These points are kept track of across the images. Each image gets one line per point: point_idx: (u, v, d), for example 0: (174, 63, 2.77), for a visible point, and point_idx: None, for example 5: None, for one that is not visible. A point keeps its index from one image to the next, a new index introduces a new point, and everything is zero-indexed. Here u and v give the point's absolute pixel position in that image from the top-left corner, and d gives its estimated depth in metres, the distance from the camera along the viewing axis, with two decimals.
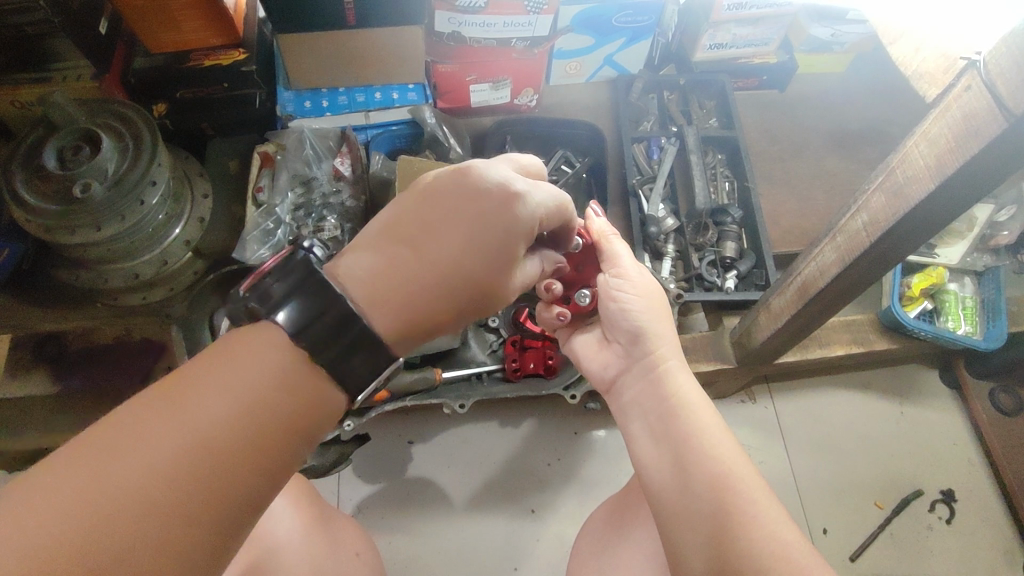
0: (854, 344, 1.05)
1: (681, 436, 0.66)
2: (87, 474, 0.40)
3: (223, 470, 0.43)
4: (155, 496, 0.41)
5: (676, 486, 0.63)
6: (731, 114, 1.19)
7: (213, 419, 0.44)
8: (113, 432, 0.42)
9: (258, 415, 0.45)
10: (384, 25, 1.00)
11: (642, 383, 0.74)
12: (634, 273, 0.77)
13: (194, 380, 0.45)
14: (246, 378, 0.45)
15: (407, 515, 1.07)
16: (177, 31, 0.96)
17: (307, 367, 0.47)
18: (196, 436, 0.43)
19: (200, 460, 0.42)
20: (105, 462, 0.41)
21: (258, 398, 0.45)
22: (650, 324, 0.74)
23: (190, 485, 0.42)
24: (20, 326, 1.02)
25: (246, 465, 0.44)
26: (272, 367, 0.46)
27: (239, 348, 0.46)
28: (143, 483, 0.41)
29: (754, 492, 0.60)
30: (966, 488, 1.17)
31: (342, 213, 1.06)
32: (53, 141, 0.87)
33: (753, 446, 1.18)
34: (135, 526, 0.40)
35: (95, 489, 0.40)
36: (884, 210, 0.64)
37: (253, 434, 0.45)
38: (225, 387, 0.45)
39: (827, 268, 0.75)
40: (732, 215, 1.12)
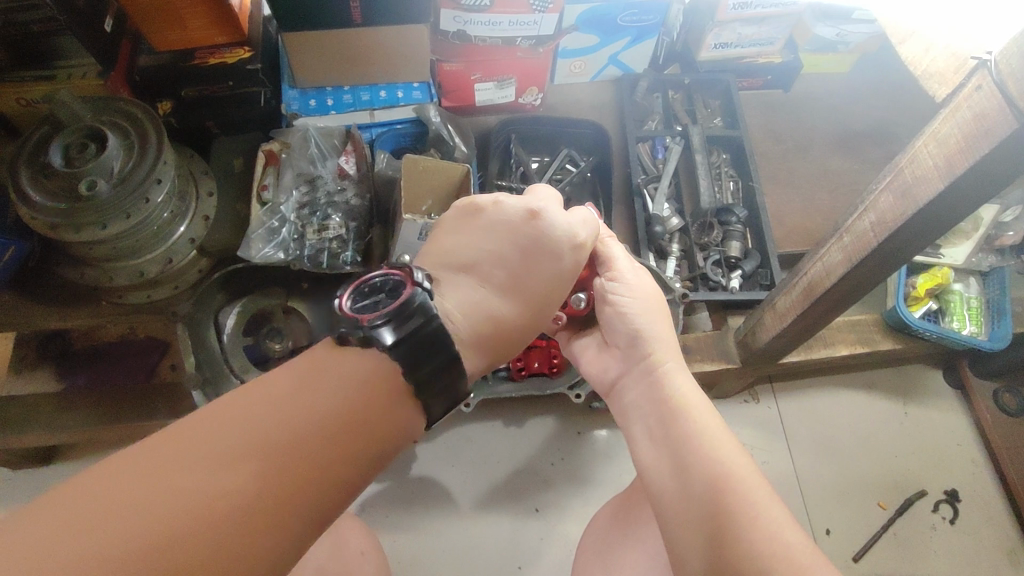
0: (859, 344, 1.05)
1: (679, 437, 0.66)
2: (138, 479, 0.40)
3: (275, 490, 0.42)
4: (213, 507, 0.40)
5: (678, 488, 0.63)
6: (736, 114, 1.19)
7: (274, 432, 0.43)
8: (172, 442, 0.42)
9: (311, 435, 0.44)
10: (390, 25, 1.00)
11: (643, 384, 0.74)
12: (631, 277, 0.75)
13: (252, 398, 0.45)
14: (308, 394, 0.45)
15: (410, 514, 1.07)
16: (182, 30, 0.96)
17: (363, 391, 0.46)
18: (256, 447, 0.43)
19: (258, 474, 0.42)
20: (161, 473, 0.40)
21: (317, 411, 0.45)
22: (652, 325, 0.74)
23: (241, 501, 0.41)
24: (24, 326, 1.01)
25: (297, 487, 0.43)
26: (331, 386, 0.46)
27: (300, 367, 0.47)
28: (196, 495, 0.40)
29: (754, 491, 0.60)
30: (970, 489, 1.17)
31: (347, 211, 1.07)
32: (59, 139, 0.88)
33: (756, 446, 1.18)
34: (191, 540, 0.39)
35: (147, 496, 0.39)
36: (893, 210, 0.64)
37: (305, 454, 0.43)
38: (285, 401, 0.45)
39: (833, 268, 0.75)
40: (737, 215, 1.12)
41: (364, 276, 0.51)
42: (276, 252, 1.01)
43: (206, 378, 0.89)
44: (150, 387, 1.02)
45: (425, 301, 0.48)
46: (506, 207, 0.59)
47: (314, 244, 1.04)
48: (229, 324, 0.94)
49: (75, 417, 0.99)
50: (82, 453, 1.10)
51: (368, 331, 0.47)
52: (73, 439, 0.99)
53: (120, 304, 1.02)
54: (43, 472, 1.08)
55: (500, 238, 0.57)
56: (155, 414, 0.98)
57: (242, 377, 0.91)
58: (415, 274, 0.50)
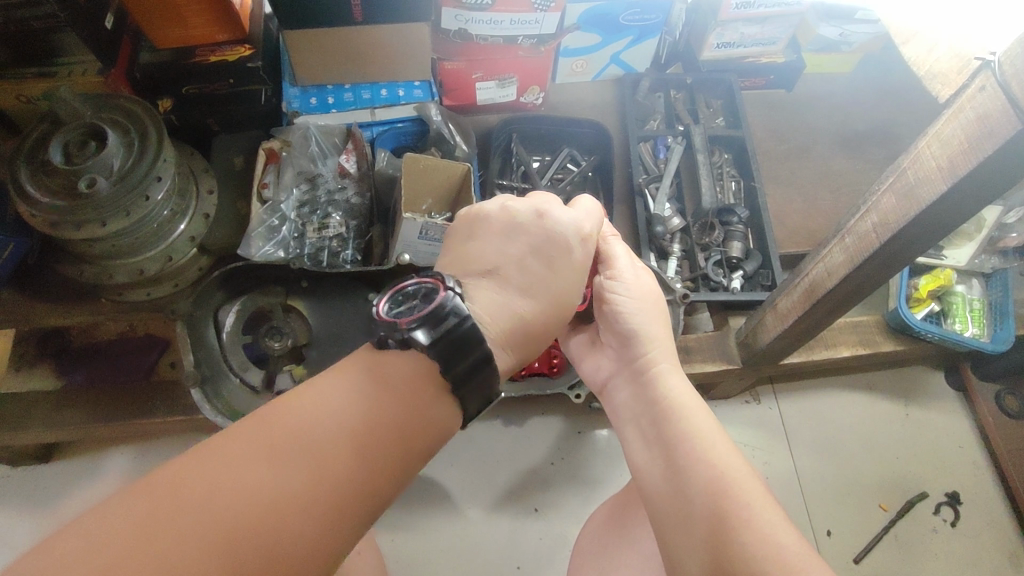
0: (860, 345, 1.05)
1: (675, 440, 0.67)
2: (182, 478, 0.41)
3: (313, 495, 0.43)
4: (257, 508, 0.41)
5: (673, 490, 0.63)
6: (738, 114, 1.18)
7: (318, 437, 0.44)
8: (213, 452, 0.43)
9: (353, 444, 0.45)
10: (391, 23, 0.99)
11: (636, 385, 0.75)
12: (629, 274, 0.75)
13: (300, 405, 0.46)
14: (352, 401, 0.46)
15: (410, 514, 1.07)
16: (183, 27, 0.96)
17: (401, 398, 0.47)
18: (300, 451, 0.44)
19: (302, 478, 0.43)
20: (209, 473, 0.42)
21: (361, 419, 0.46)
22: (647, 328, 0.75)
23: (284, 503, 0.42)
24: (24, 322, 1.01)
25: (340, 496, 0.43)
26: (375, 393, 0.47)
27: (346, 374, 0.48)
28: (243, 503, 0.41)
29: (750, 491, 0.60)
30: (972, 491, 1.17)
31: (348, 210, 1.07)
32: (59, 136, 0.87)
33: (757, 448, 1.18)
34: (234, 539, 0.40)
35: (193, 496, 0.40)
36: (895, 212, 0.64)
37: (346, 463, 0.44)
38: (331, 407, 0.46)
39: (836, 269, 0.75)
40: (738, 215, 1.10)
41: (400, 284, 0.53)
42: (276, 251, 1.01)
43: (205, 377, 0.88)
44: (149, 386, 1.01)
45: (457, 303, 0.49)
46: (517, 214, 0.58)
47: (314, 242, 1.04)
48: (229, 323, 0.92)
49: (75, 413, 0.99)
50: (83, 451, 1.10)
51: (402, 334, 0.48)
52: (73, 436, 1.00)
53: (122, 301, 1.02)
54: (44, 469, 1.08)
55: (516, 249, 0.56)
56: (155, 412, 0.98)
57: (240, 376, 0.91)
58: (447, 279, 0.52)
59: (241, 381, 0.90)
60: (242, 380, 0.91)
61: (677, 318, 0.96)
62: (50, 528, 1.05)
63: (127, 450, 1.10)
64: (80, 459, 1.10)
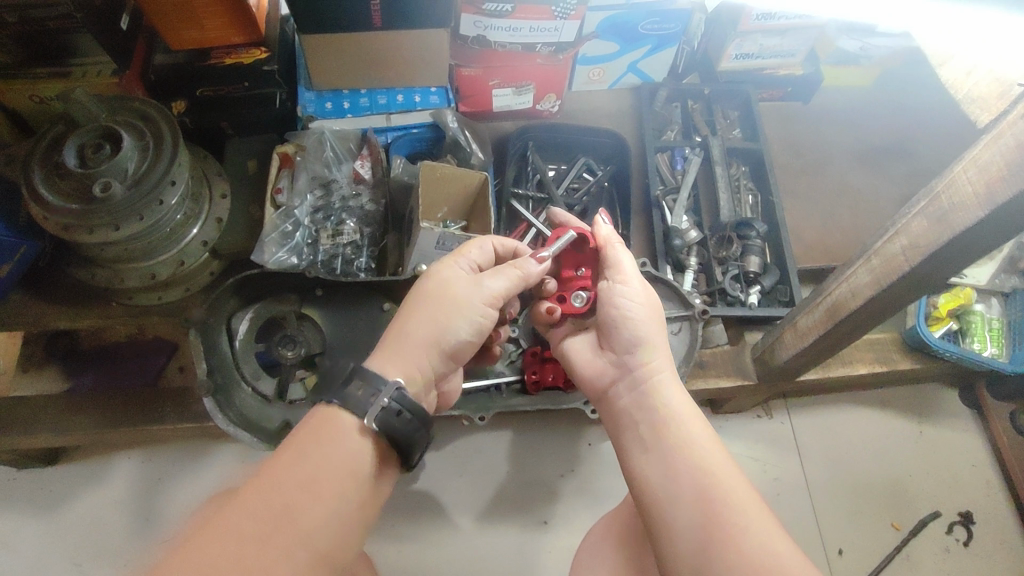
0: (877, 363, 1.04)
1: (670, 450, 0.67)
2: (202, 549, 0.49)
3: (312, 528, 0.53)
4: (271, 553, 0.51)
5: (669, 505, 0.64)
6: (756, 126, 1.17)
7: (301, 483, 0.54)
8: (221, 526, 0.51)
9: (348, 470, 0.57)
10: (410, 29, 0.98)
11: (637, 389, 0.74)
12: (637, 283, 0.77)
13: (274, 462, 0.56)
14: (318, 448, 0.57)
15: (416, 525, 1.06)
16: (199, 27, 0.95)
17: (356, 438, 0.58)
18: (288, 501, 0.53)
19: (299, 522, 0.53)
20: (221, 537, 0.50)
21: (329, 459, 0.56)
22: (652, 334, 0.76)
23: (292, 542, 0.52)
24: (34, 325, 1.00)
25: (333, 522, 0.55)
26: (334, 438, 0.57)
27: (302, 433, 0.58)
28: (285, 541, 0.51)
29: (739, 499, 0.61)
30: (984, 510, 1.16)
31: (362, 217, 1.06)
32: (73, 139, 0.86)
33: (769, 463, 1.17)
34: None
35: (216, 557, 0.49)
36: (926, 236, 0.63)
37: (347, 488, 0.56)
38: (302, 458, 0.56)
39: (860, 289, 0.74)
40: (756, 229, 1.09)
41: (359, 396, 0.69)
42: (290, 257, 1.00)
43: (218, 386, 0.86)
44: (157, 391, 1.01)
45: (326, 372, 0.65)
46: None
47: (327, 249, 1.03)
48: (241, 331, 0.92)
49: (84, 418, 0.98)
50: (90, 454, 1.09)
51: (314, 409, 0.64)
52: (82, 440, 0.99)
53: (131, 305, 1.02)
54: (51, 473, 1.08)
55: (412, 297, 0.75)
56: (165, 417, 0.98)
57: (253, 384, 0.90)
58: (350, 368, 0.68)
59: (253, 390, 0.90)
60: (254, 389, 0.91)
61: (696, 336, 0.94)
62: (56, 531, 1.04)
63: (134, 455, 1.09)
64: (86, 464, 1.09)
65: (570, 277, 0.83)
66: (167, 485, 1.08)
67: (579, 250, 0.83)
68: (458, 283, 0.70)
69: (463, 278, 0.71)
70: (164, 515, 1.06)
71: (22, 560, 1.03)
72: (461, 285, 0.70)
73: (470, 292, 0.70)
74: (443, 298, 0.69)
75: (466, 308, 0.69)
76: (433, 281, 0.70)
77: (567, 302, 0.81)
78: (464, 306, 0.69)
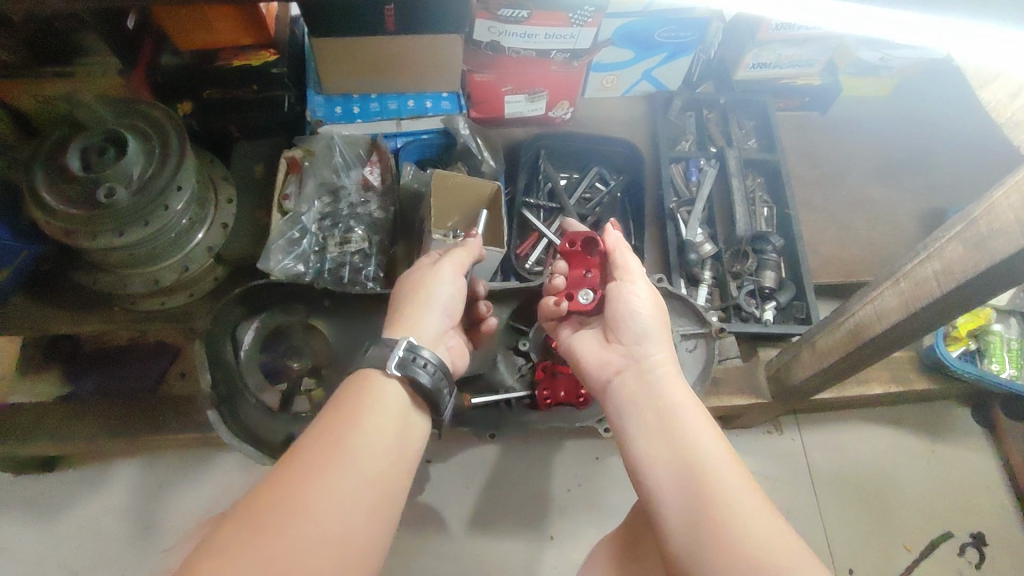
0: (892, 382, 1.02)
1: (676, 445, 0.63)
2: (269, 501, 0.50)
3: (369, 481, 0.54)
4: (336, 501, 0.52)
5: (676, 505, 0.60)
6: (773, 137, 1.15)
7: (355, 441, 0.56)
8: (284, 482, 0.52)
9: (393, 431, 0.59)
10: (424, 34, 0.96)
11: (637, 379, 0.71)
12: (643, 282, 0.78)
13: (324, 424, 0.57)
14: (364, 409, 0.59)
15: (420, 538, 1.04)
16: (208, 30, 0.93)
17: (392, 402, 0.62)
18: (346, 455, 0.55)
19: (358, 474, 0.54)
20: (288, 491, 0.51)
21: (374, 420, 0.59)
22: (653, 328, 0.75)
23: (351, 492, 0.53)
24: (34, 330, 0.99)
25: (385, 473, 0.56)
26: (376, 402, 0.61)
27: (348, 399, 0.60)
28: (349, 496, 0.52)
29: (727, 483, 0.59)
30: (997, 532, 1.14)
31: (370, 224, 1.03)
32: (78, 141, 0.85)
33: (779, 481, 1.15)
34: (328, 526, 0.50)
35: (284, 506, 0.50)
36: (962, 261, 0.61)
37: (393, 444, 0.59)
38: (351, 420, 0.58)
39: (887, 312, 0.72)
40: (772, 243, 1.07)
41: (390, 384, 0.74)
42: (296, 265, 0.98)
43: (222, 398, 0.85)
44: (159, 400, 0.98)
45: None
46: None
47: (335, 257, 1.00)
48: (246, 341, 0.89)
49: (84, 426, 0.96)
50: (86, 462, 1.07)
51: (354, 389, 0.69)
52: (82, 448, 0.97)
53: (134, 311, 1.01)
54: (47, 479, 1.05)
55: None
56: (165, 427, 0.96)
57: (258, 396, 0.88)
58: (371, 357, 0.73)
59: (258, 402, 0.88)
60: (259, 401, 0.88)
61: (712, 354, 0.92)
62: (53, 539, 1.02)
63: (133, 462, 1.07)
64: (82, 471, 1.06)
65: (580, 278, 0.82)
66: (166, 493, 1.06)
67: (587, 250, 0.82)
68: (425, 263, 0.77)
69: (430, 258, 0.78)
70: (162, 525, 1.04)
71: (16, 568, 1.01)
72: (427, 263, 0.77)
73: (438, 263, 0.76)
74: (415, 274, 0.76)
75: (441, 273, 0.75)
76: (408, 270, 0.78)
77: (573, 299, 0.81)
78: (436, 273, 0.75)
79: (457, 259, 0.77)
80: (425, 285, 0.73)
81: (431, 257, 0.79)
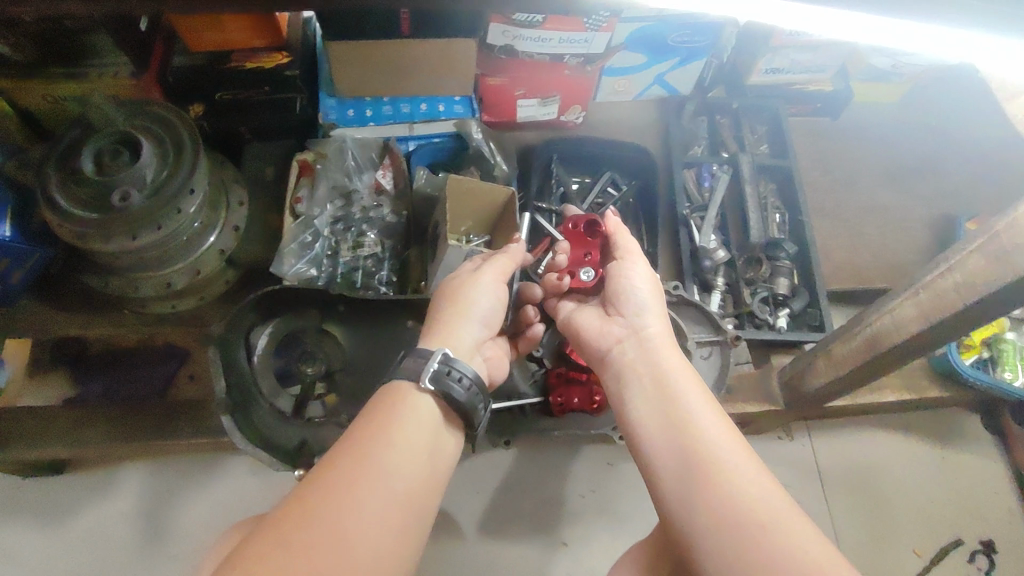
0: (904, 390, 1.02)
1: (673, 414, 0.64)
2: (303, 515, 0.50)
3: (400, 497, 0.54)
4: (369, 517, 0.52)
5: (674, 473, 0.60)
6: (786, 143, 1.15)
7: (386, 455, 0.56)
8: (317, 496, 0.52)
9: (424, 447, 0.59)
10: (438, 38, 0.95)
11: (635, 351, 0.71)
12: (643, 258, 0.78)
13: (356, 438, 0.57)
14: (396, 423, 0.59)
15: (432, 544, 1.04)
16: (220, 31, 0.93)
17: (423, 417, 0.62)
18: (377, 470, 0.55)
19: (389, 489, 0.54)
20: (321, 505, 0.51)
21: (405, 434, 0.59)
22: (651, 301, 0.75)
23: (383, 509, 0.53)
24: (46, 332, 1.01)
25: (416, 490, 0.56)
26: (406, 416, 0.61)
27: (379, 413, 0.60)
28: (381, 512, 0.53)
29: (724, 457, 0.59)
30: (1006, 539, 1.14)
31: (382, 228, 1.03)
32: (91, 144, 0.83)
33: (789, 487, 1.15)
34: (360, 542, 0.50)
35: (318, 521, 0.50)
36: (985, 274, 0.61)
37: (424, 459, 0.59)
38: (383, 433, 0.58)
39: (904, 323, 0.71)
40: (784, 250, 1.07)
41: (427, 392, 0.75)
42: (309, 269, 0.98)
43: (236, 403, 0.84)
44: (170, 405, 0.98)
45: None
46: None
47: (348, 261, 1.01)
48: (260, 345, 0.89)
49: (95, 430, 0.95)
50: (95, 465, 1.06)
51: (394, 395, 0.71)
52: (91, 453, 0.97)
53: (143, 313, 1.00)
54: (56, 482, 1.05)
55: None
56: (176, 431, 0.95)
57: (271, 400, 0.88)
58: None
59: (271, 407, 0.87)
60: (273, 405, 0.88)
61: (728, 360, 0.92)
62: (61, 544, 1.02)
63: (142, 466, 1.07)
64: (91, 475, 1.06)
65: (580, 257, 0.82)
66: (176, 497, 1.05)
67: (587, 231, 0.82)
68: (464, 271, 0.78)
69: (468, 266, 0.79)
70: (171, 528, 1.03)
71: (25, 571, 1.00)
72: (465, 271, 0.78)
73: (476, 273, 0.77)
74: (454, 282, 0.77)
75: (478, 283, 0.75)
76: (448, 276, 0.79)
77: (574, 277, 0.81)
78: (472, 284, 0.75)
79: (496, 267, 0.78)
80: (461, 296, 0.74)
81: (469, 264, 0.80)
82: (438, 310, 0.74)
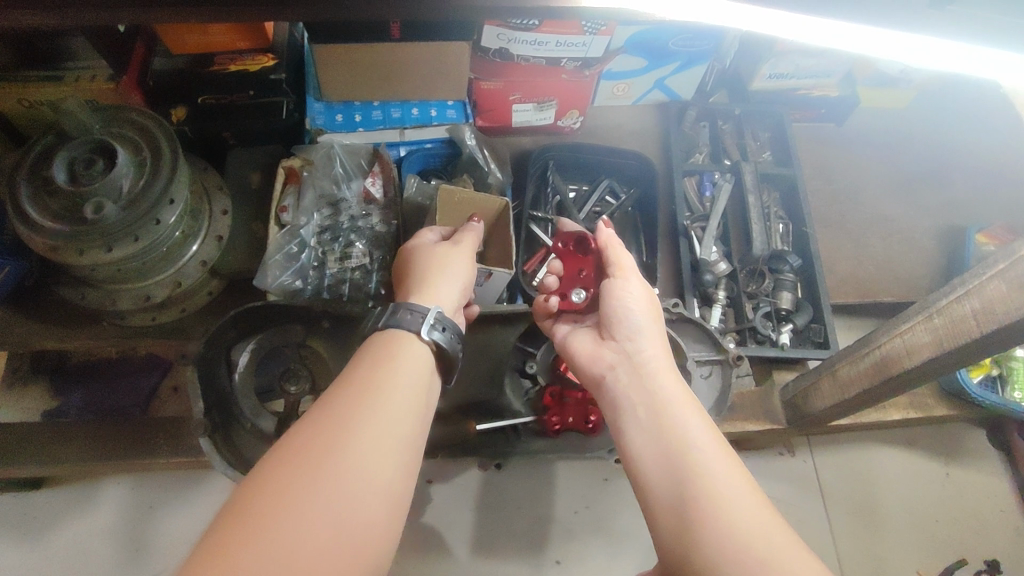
0: (911, 408, 0.99)
1: (670, 446, 0.59)
2: (294, 473, 0.48)
3: (391, 443, 0.52)
4: (363, 468, 0.50)
5: (674, 510, 0.55)
6: (790, 151, 1.11)
7: (373, 405, 0.54)
8: (307, 451, 0.49)
9: (411, 391, 0.57)
10: (430, 42, 0.91)
11: (628, 378, 0.67)
12: (636, 277, 0.74)
13: (340, 391, 0.55)
14: (381, 373, 0.57)
15: (421, 563, 1.01)
16: (202, 32, 0.89)
17: (409, 364, 0.60)
18: (368, 419, 0.52)
19: (380, 436, 0.52)
20: (312, 462, 0.49)
21: (391, 382, 0.57)
22: (646, 321, 0.71)
23: (377, 457, 0.51)
24: (19, 345, 0.95)
25: (407, 434, 0.54)
26: (391, 365, 0.58)
27: (362, 366, 0.58)
28: (373, 460, 0.50)
29: (721, 486, 0.54)
30: (1012, 559, 1.11)
31: (371, 239, 0.99)
32: (63, 153, 0.79)
33: (790, 504, 1.12)
34: (357, 494, 0.48)
35: (310, 479, 0.48)
36: (1005, 302, 0.57)
37: (413, 402, 0.56)
38: (366, 385, 0.55)
39: (918, 348, 0.68)
40: (789, 262, 1.03)
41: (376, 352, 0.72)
42: (294, 281, 0.94)
43: (216, 423, 0.82)
44: (150, 421, 0.94)
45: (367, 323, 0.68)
46: None
47: (335, 272, 0.96)
48: (242, 363, 0.87)
49: (71, 449, 0.92)
50: (73, 481, 1.03)
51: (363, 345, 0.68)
52: (69, 472, 0.93)
53: (124, 325, 0.95)
54: (33, 499, 1.01)
55: None
56: (156, 449, 0.92)
57: (253, 421, 0.84)
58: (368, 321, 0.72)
59: (253, 427, 0.84)
60: (255, 426, 0.85)
61: (728, 381, 0.90)
62: (38, 561, 0.98)
63: (122, 482, 1.03)
64: (68, 492, 1.02)
65: (574, 278, 0.80)
66: (158, 514, 1.02)
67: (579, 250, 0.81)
68: (433, 240, 0.79)
69: (435, 236, 0.80)
70: (152, 547, 1.00)
71: None
72: (433, 240, 0.79)
73: (454, 242, 0.78)
74: (427, 250, 0.76)
75: (462, 249, 0.77)
76: (415, 244, 0.78)
77: (565, 298, 0.79)
78: (454, 250, 0.76)
79: (473, 234, 0.80)
80: (445, 261, 0.74)
81: (435, 235, 0.80)
82: (425, 272, 0.73)
